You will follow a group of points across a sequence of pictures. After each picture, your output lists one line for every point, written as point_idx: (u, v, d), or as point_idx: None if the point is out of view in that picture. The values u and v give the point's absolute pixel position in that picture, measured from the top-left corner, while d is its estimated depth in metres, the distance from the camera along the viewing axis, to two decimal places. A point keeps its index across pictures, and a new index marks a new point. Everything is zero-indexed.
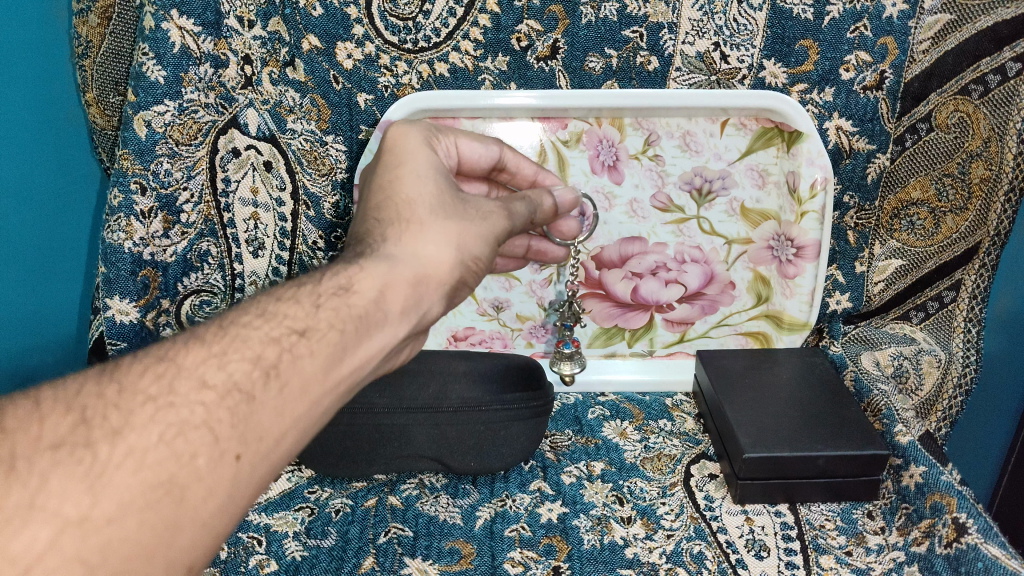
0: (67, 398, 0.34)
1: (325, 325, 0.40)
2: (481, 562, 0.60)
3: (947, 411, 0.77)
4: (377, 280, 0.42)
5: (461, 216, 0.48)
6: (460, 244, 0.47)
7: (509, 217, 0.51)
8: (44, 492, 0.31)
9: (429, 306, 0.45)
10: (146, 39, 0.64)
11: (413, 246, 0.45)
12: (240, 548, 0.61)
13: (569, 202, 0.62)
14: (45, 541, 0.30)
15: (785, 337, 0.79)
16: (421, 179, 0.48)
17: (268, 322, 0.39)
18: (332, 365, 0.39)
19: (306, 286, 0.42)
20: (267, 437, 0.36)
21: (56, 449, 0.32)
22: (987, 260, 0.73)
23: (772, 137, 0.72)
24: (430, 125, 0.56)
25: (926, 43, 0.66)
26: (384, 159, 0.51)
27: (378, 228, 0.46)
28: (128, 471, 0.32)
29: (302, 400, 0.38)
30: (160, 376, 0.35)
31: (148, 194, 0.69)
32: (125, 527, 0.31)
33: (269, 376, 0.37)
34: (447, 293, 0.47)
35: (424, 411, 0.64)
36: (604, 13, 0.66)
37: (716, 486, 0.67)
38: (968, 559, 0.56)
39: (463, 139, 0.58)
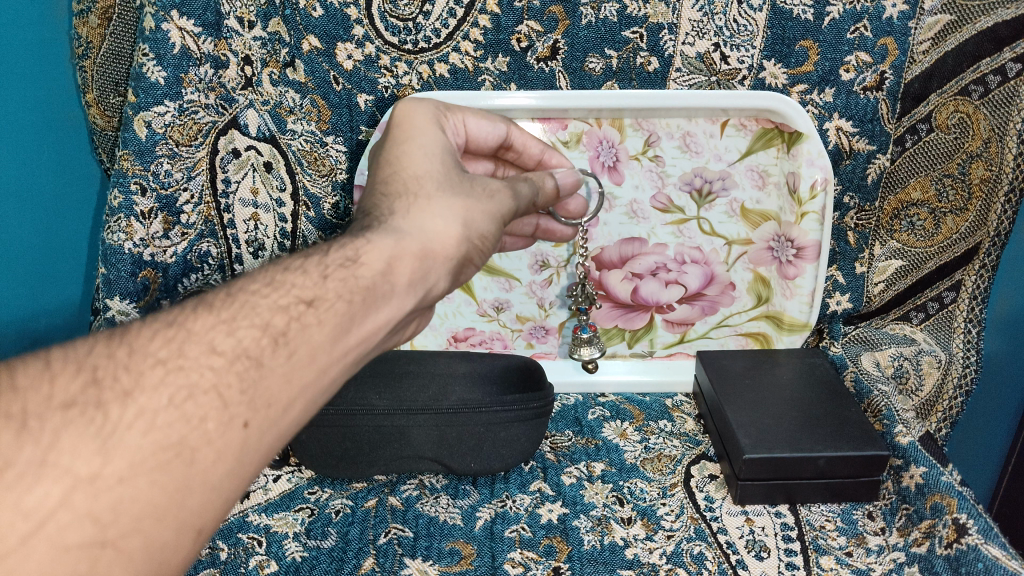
0: (78, 357, 0.34)
1: (333, 295, 0.39)
2: (481, 562, 0.60)
3: (947, 412, 0.77)
4: (384, 253, 0.42)
5: (467, 193, 0.48)
6: (467, 220, 0.46)
7: (515, 197, 0.51)
8: (55, 450, 0.30)
9: (435, 282, 0.45)
10: (146, 40, 0.64)
11: (420, 220, 0.45)
12: (240, 549, 0.61)
13: (571, 184, 0.61)
14: (56, 497, 0.30)
15: (785, 337, 0.79)
16: (428, 158, 0.49)
17: (276, 291, 0.39)
18: (342, 334, 0.39)
19: (314, 258, 0.41)
20: (275, 404, 0.36)
21: (67, 408, 0.32)
22: (987, 260, 0.73)
23: (772, 138, 0.72)
24: (440, 104, 0.56)
25: (926, 43, 0.66)
26: (394, 136, 0.51)
27: (385, 202, 0.46)
28: (138, 433, 0.32)
29: (311, 367, 0.38)
30: (169, 340, 0.35)
31: (148, 194, 0.69)
32: (136, 487, 0.32)
33: (278, 343, 0.37)
34: (452, 270, 0.46)
35: (424, 412, 0.64)
36: (604, 13, 0.66)
37: (716, 487, 0.67)
38: (969, 559, 0.56)
39: (472, 117, 0.58)
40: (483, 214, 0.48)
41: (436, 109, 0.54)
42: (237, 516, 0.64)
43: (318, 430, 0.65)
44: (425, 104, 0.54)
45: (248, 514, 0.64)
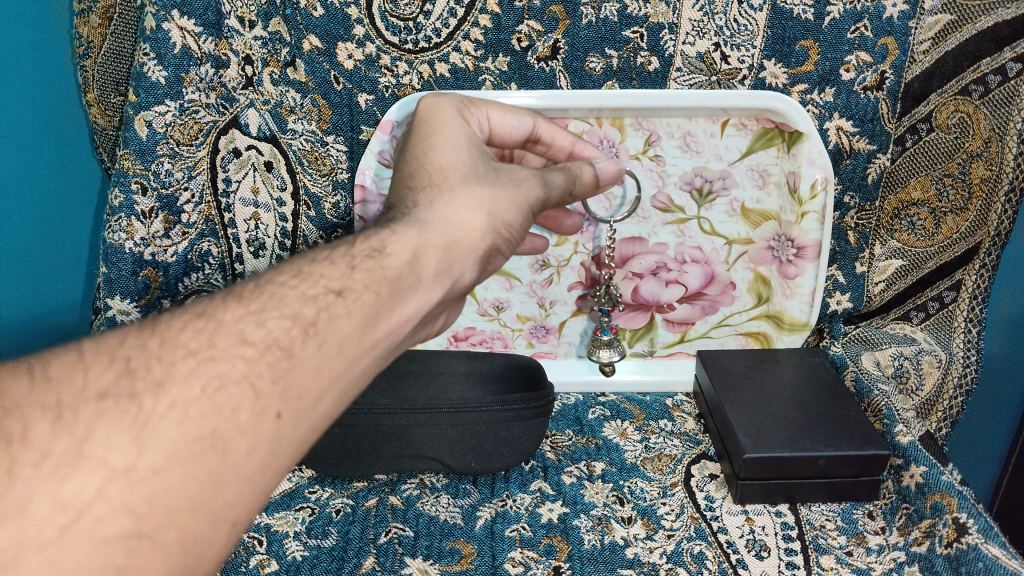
0: (111, 348, 0.34)
1: (360, 286, 0.39)
2: (481, 562, 0.60)
3: (947, 412, 0.77)
4: (409, 244, 0.42)
5: (494, 183, 0.48)
6: (492, 211, 0.47)
7: (544, 185, 0.51)
8: (90, 442, 0.31)
9: (461, 273, 0.45)
10: (146, 40, 0.64)
11: (444, 212, 0.45)
12: (240, 548, 0.61)
13: (609, 175, 0.60)
14: (93, 490, 0.30)
15: (785, 337, 0.78)
16: (455, 151, 0.49)
17: (303, 282, 0.39)
18: (369, 326, 0.39)
19: (340, 249, 0.42)
20: (307, 395, 0.36)
21: (101, 399, 0.32)
22: (988, 260, 0.73)
23: (772, 138, 0.72)
24: (461, 99, 0.55)
25: (926, 44, 0.66)
26: (418, 131, 0.51)
27: (409, 195, 0.46)
28: (172, 423, 0.32)
29: (339, 359, 0.37)
30: (199, 331, 0.36)
31: (148, 194, 0.69)
32: (170, 478, 0.31)
33: (308, 334, 0.37)
34: (480, 259, 0.46)
35: (425, 411, 0.64)
36: (604, 13, 0.66)
37: (716, 487, 0.67)
38: (968, 559, 0.56)
39: (496, 112, 0.57)
40: (509, 203, 0.48)
41: (458, 103, 0.54)
42: None
43: (320, 430, 0.65)
44: (446, 99, 0.54)
45: None
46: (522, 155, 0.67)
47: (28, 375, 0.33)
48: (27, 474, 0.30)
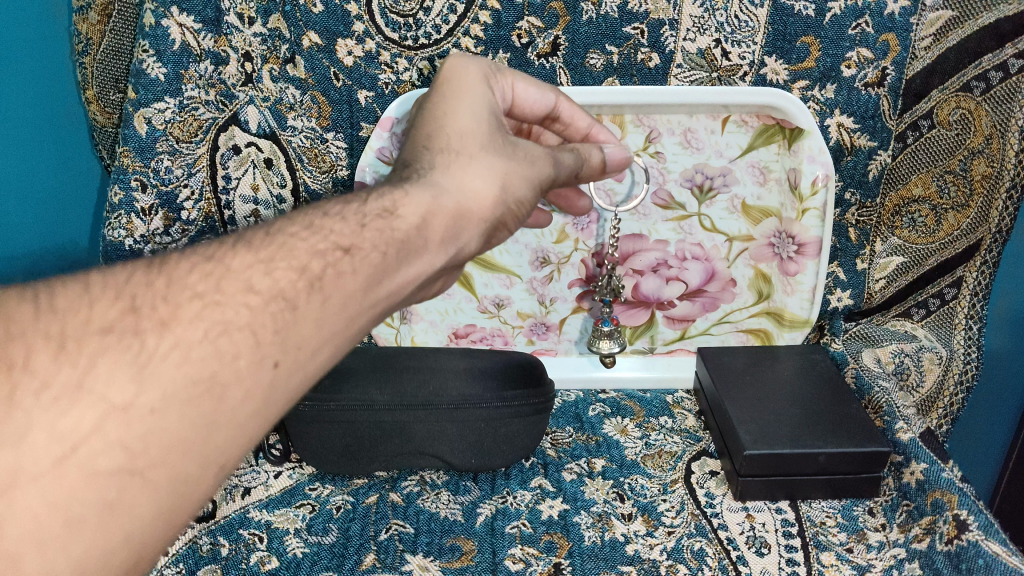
0: (117, 284, 0.34)
1: (369, 245, 0.38)
2: (482, 558, 0.60)
3: (947, 409, 0.77)
4: (420, 207, 0.41)
5: (509, 156, 0.47)
6: (505, 183, 0.46)
7: (554, 165, 0.51)
8: (92, 376, 0.30)
9: (467, 241, 0.44)
10: (146, 37, 0.64)
11: (460, 175, 0.44)
12: (241, 545, 0.61)
13: (619, 161, 0.60)
14: (91, 423, 0.30)
15: (785, 333, 0.79)
16: (474, 117, 0.48)
17: (314, 235, 0.38)
18: (375, 284, 0.38)
19: (352, 205, 0.41)
20: (306, 347, 0.35)
21: (105, 334, 0.32)
22: (989, 257, 0.73)
23: (774, 134, 0.72)
24: (488, 65, 0.54)
25: (927, 40, 0.66)
26: (441, 91, 0.50)
27: (425, 155, 0.45)
28: (173, 363, 0.32)
29: (341, 316, 0.37)
30: (207, 275, 0.35)
31: (148, 191, 0.69)
32: (166, 419, 0.31)
33: (313, 288, 0.36)
34: (486, 231, 0.46)
35: (425, 408, 0.64)
36: (605, 9, 0.65)
37: (716, 483, 0.67)
38: (969, 555, 0.56)
39: (520, 81, 0.56)
40: (522, 178, 0.47)
41: (485, 70, 0.53)
42: (237, 513, 0.64)
43: (320, 427, 0.65)
44: (473, 63, 0.53)
45: (248, 510, 0.64)
46: (539, 133, 0.66)
47: (33, 301, 0.32)
48: (27, 403, 0.29)
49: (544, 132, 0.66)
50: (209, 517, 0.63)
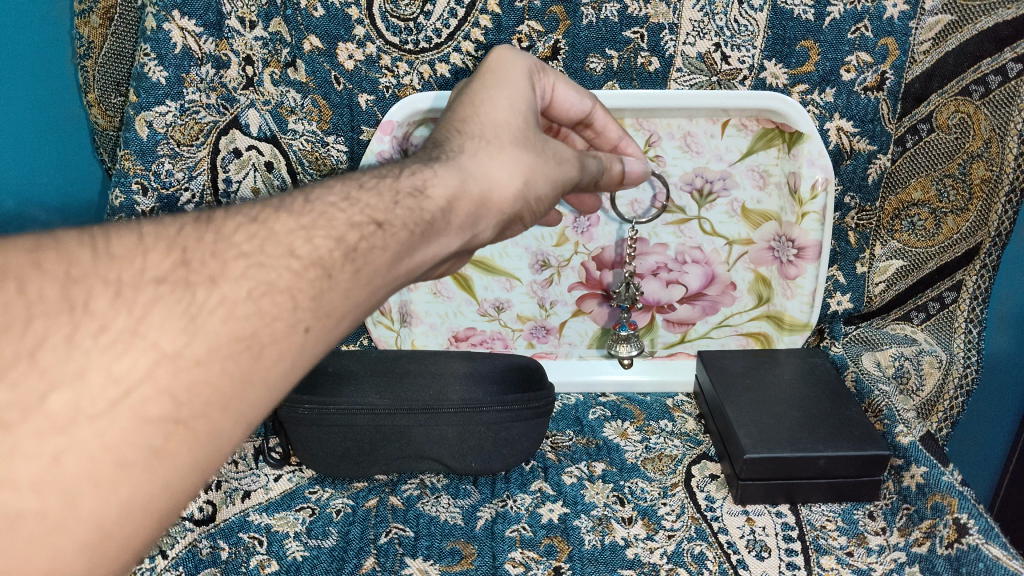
0: (169, 237, 0.33)
1: (399, 222, 0.38)
2: (482, 562, 0.60)
3: (947, 412, 0.77)
4: (449, 188, 0.41)
5: (538, 153, 0.47)
6: (529, 179, 0.45)
7: (579, 170, 0.51)
8: (146, 323, 0.30)
9: (482, 229, 0.44)
10: (147, 40, 0.64)
11: (488, 165, 0.44)
12: (241, 548, 0.61)
13: (637, 173, 0.60)
14: (143, 370, 0.29)
15: (785, 337, 0.78)
16: (512, 112, 0.48)
17: (352, 207, 0.38)
18: (398, 261, 0.37)
19: (386, 180, 0.40)
20: (334, 315, 0.35)
21: (158, 283, 0.31)
22: (988, 261, 0.73)
23: (773, 138, 0.73)
24: (535, 62, 0.55)
25: (926, 44, 0.66)
26: (487, 79, 0.51)
27: (457, 139, 0.45)
28: (219, 319, 0.31)
29: (367, 288, 0.36)
30: (252, 236, 0.34)
31: (149, 194, 0.69)
32: (209, 371, 0.31)
33: (348, 258, 0.35)
34: (501, 223, 0.45)
35: (424, 412, 0.64)
36: (605, 13, 0.66)
37: (716, 487, 0.67)
38: (969, 559, 0.56)
39: (561, 83, 0.57)
40: (546, 177, 0.47)
41: (531, 68, 0.54)
42: (237, 516, 0.64)
43: (320, 430, 0.65)
44: (520, 59, 0.54)
45: (248, 513, 0.64)
46: (568, 135, 0.65)
47: (90, 246, 0.32)
48: (85, 345, 0.29)
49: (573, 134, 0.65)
50: (209, 520, 0.63)
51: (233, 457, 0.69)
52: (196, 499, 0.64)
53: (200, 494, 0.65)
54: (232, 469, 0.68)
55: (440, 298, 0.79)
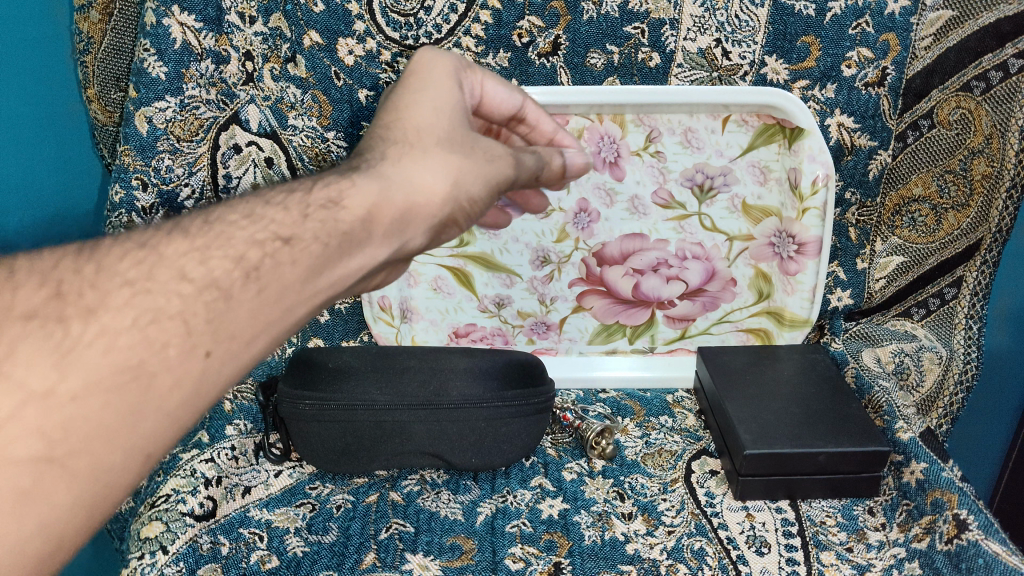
0: (44, 270, 0.33)
1: (309, 237, 0.37)
2: (482, 558, 0.60)
3: (947, 409, 0.76)
4: (367, 199, 0.39)
5: (466, 152, 0.44)
6: (458, 180, 0.43)
7: (516, 166, 0.48)
8: (10, 361, 0.30)
9: (413, 237, 0.42)
10: (146, 36, 0.64)
11: (411, 170, 0.42)
12: (241, 544, 0.61)
13: (580, 167, 0.56)
14: (7, 411, 0.29)
15: (785, 333, 0.79)
16: (436, 113, 0.45)
17: (254, 224, 0.37)
18: (313, 276, 0.37)
19: (296, 194, 0.39)
20: (239, 338, 0.35)
21: (28, 319, 0.31)
22: (989, 258, 0.73)
23: (774, 134, 0.72)
24: (458, 60, 0.52)
25: (927, 40, 0.66)
26: (407, 84, 0.48)
27: (380, 145, 0.43)
28: (98, 352, 0.31)
29: (277, 306, 0.36)
30: (139, 262, 0.34)
31: (149, 190, 0.69)
32: (87, 407, 0.31)
33: (249, 277, 0.35)
34: (434, 227, 0.43)
35: (425, 407, 0.64)
36: (605, 9, 0.65)
37: (716, 483, 0.67)
38: (969, 555, 0.56)
39: (490, 79, 0.54)
40: (478, 175, 0.44)
41: (455, 65, 0.50)
42: (237, 511, 0.64)
43: (320, 426, 0.65)
44: (445, 58, 0.50)
45: (248, 509, 0.64)
46: (508, 136, 0.62)
47: None
48: None
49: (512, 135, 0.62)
50: (209, 516, 0.63)
51: (233, 451, 0.69)
52: (196, 494, 0.64)
53: (200, 488, 0.64)
54: (232, 464, 0.68)
55: (440, 294, 0.79)
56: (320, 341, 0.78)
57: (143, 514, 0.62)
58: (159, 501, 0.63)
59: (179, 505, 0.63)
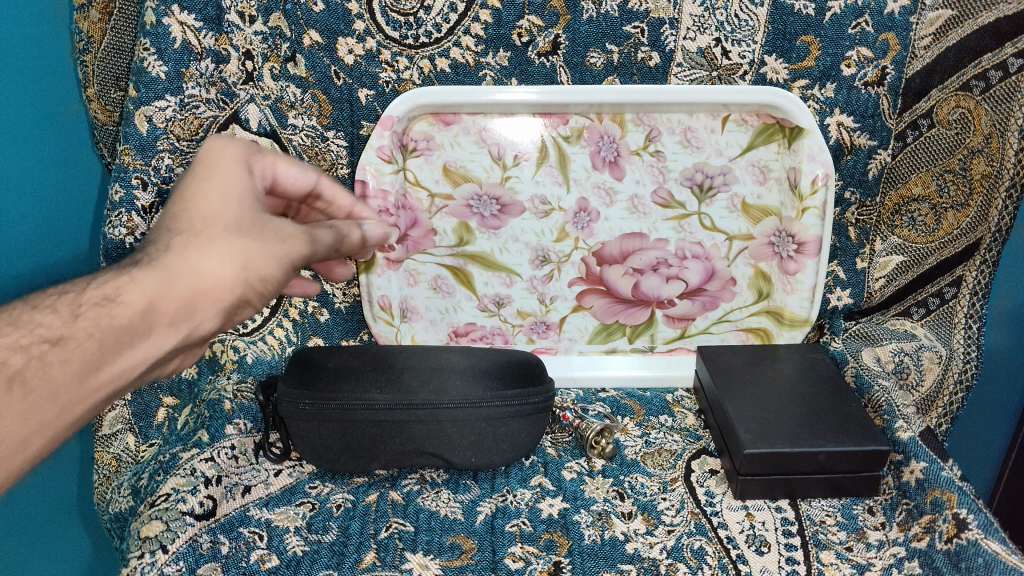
0: None
1: (81, 335, 0.40)
2: (482, 557, 0.60)
3: (947, 407, 0.76)
4: (147, 292, 0.42)
5: (256, 235, 0.45)
6: (248, 263, 0.44)
7: (313, 244, 0.48)
8: None
9: (203, 321, 0.44)
10: (146, 35, 0.64)
11: (199, 259, 0.43)
12: (241, 543, 0.61)
13: (377, 236, 0.55)
14: None
15: (785, 333, 0.79)
16: (224, 200, 0.46)
17: (19, 329, 0.40)
18: (89, 372, 0.41)
19: (70, 294, 0.42)
20: (8, 441, 0.39)
21: None
22: (988, 257, 0.72)
23: (774, 133, 0.73)
24: (250, 144, 0.53)
25: (927, 39, 0.67)
26: (197, 170, 0.48)
27: (163, 236, 0.44)
28: None
29: (54, 403, 0.40)
30: None
31: (148, 189, 0.69)
32: None
33: (12, 384, 0.39)
34: (227, 309, 0.45)
35: (425, 407, 0.64)
36: (605, 8, 0.66)
37: (716, 482, 0.67)
38: (969, 554, 0.56)
39: (280, 161, 0.55)
40: (271, 256, 0.45)
41: (244, 150, 0.51)
42: (237, 511, 0.64)
43: (320, 425, 0.65)
44: (233, 144, 0.51)
45: (248, 508, 0.64)
46: (306, 214, 0.63)
47: None
48: None
49: (311, 211, 0.62)
50: (209, 515, 0.63)
51: (233, 450, 0.68)
52: (196, 493, 0.63)
53: (200, 488, 0.64)
54: (232, 463, 0.67)
55: (440, 293, 0.79)
56: (320, 340, 0.78)
57: (143, 514, 0.62)
58: (158, 500, 0.63)
59: (179, 504, 0.62)
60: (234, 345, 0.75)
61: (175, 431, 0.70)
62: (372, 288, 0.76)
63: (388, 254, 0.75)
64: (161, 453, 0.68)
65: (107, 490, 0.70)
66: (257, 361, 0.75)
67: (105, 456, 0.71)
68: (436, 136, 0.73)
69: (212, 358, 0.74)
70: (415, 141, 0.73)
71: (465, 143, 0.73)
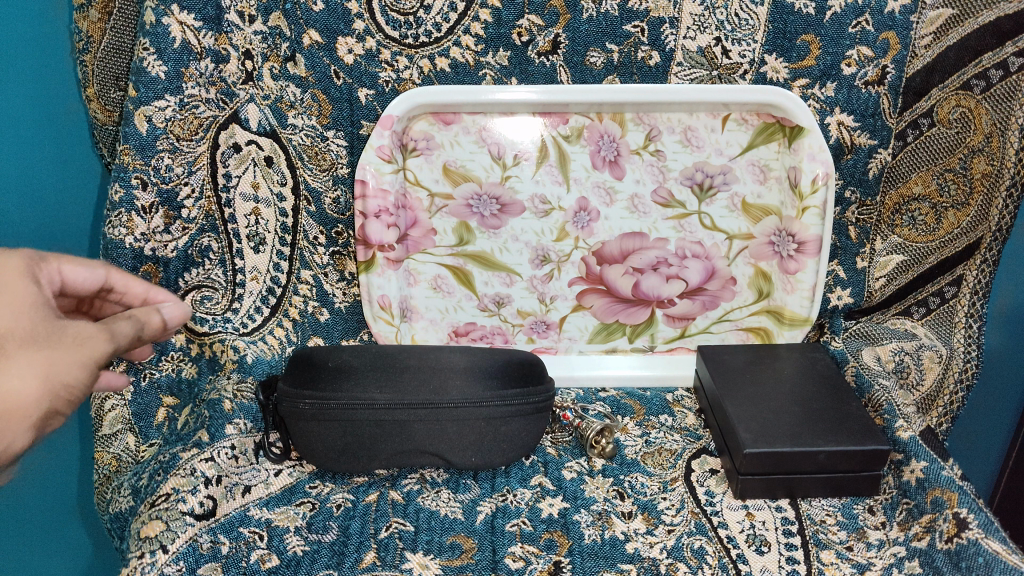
0: None
1: None
2: (482, 557, 0.60)
3: (947, 407, 0.76)
4: None
5: (50, 345, 0.44)
6: (47, 375, 0.44)
7: (113, 339, 0.47)
8: None
9: (9, 441, 0.43)
10: (146, 35, 0.64)
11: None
12: (241, 543, 0.61)
13: (177, 316, 0.54)
14: None
15: (785, 332, 0.78)
16: (11, 314, 0.44)
17: None
18: None
19: None
20: None
21: None
22: (989, 256, 0.72)
23: (774, 132, 0.73)
24: (33, 253, 0.50)
25: (927, 38, 0.67)
26: None
27: None
28: None
29: None
30: None
31: (148, 189, 0.69)
32: None
33: None
34: (36, 425, 0.44)
35: (425, 407, 0.63)
36: (605, 7, 0.66)
37: (716, 482, 0.67)
38: (969, 553, 0.57)
39: (67, 265, 0.53)
40: (72, 363, 0.45)
41: (27, 261, 0.49)
42: (237, 511, 0.64)
43: (320, 425, 0.65)
44: (10, 254, 0.48)
45: (248, 508, 0.64)
46: (102, 307, 0.60)
47: None
48: None
49: (104, 304, 0.60)
50: (209, 515, 0.63)
51: (233, 450, 0.68)
52: (196, 493, 0.63)
53: (200, 487, 0.64)
54: (232, 463, 0.67)
55: (440, 293, 0.79)
56: (320, 340, 0.78)
57: (143, 514, 0.63)
58: (158, 500, 0.63)
59: (179, 504, 0.62)
60: (235, 345, 0.74)
61: (176, 431, 0.71)
62: (372, 288, 0.75)
63: (388, 253, 0.75)
64: (161, 453, 0.68)
65: (107, 490, 0.70)
66: (257, 360, 0.75)
67: (105, 456, 0.71)
68: (436, 135, 0.73)
69: (212, 359, 0.74)
70: (415, 141, 0.73)
71: (465, 143, 0.73)
